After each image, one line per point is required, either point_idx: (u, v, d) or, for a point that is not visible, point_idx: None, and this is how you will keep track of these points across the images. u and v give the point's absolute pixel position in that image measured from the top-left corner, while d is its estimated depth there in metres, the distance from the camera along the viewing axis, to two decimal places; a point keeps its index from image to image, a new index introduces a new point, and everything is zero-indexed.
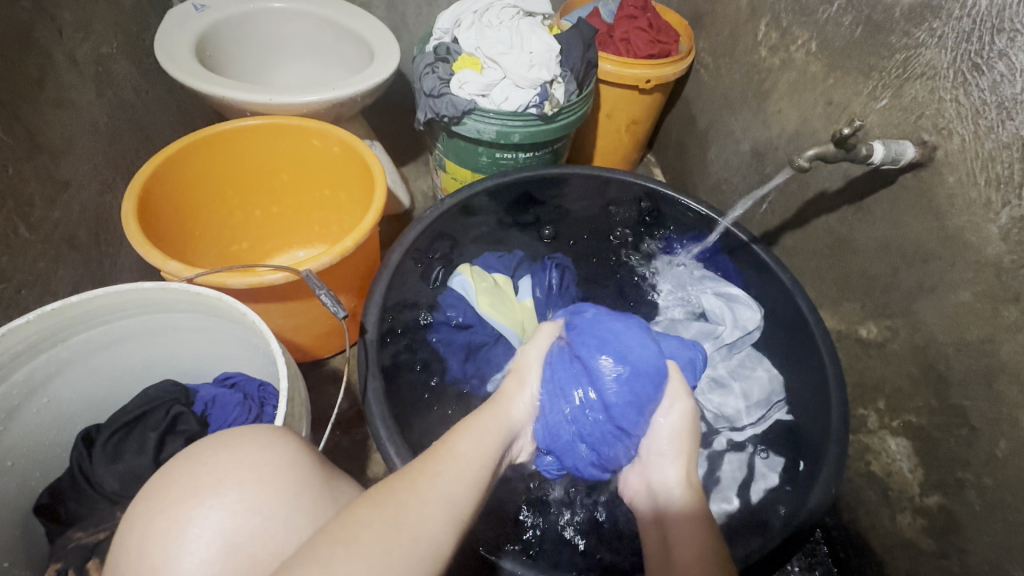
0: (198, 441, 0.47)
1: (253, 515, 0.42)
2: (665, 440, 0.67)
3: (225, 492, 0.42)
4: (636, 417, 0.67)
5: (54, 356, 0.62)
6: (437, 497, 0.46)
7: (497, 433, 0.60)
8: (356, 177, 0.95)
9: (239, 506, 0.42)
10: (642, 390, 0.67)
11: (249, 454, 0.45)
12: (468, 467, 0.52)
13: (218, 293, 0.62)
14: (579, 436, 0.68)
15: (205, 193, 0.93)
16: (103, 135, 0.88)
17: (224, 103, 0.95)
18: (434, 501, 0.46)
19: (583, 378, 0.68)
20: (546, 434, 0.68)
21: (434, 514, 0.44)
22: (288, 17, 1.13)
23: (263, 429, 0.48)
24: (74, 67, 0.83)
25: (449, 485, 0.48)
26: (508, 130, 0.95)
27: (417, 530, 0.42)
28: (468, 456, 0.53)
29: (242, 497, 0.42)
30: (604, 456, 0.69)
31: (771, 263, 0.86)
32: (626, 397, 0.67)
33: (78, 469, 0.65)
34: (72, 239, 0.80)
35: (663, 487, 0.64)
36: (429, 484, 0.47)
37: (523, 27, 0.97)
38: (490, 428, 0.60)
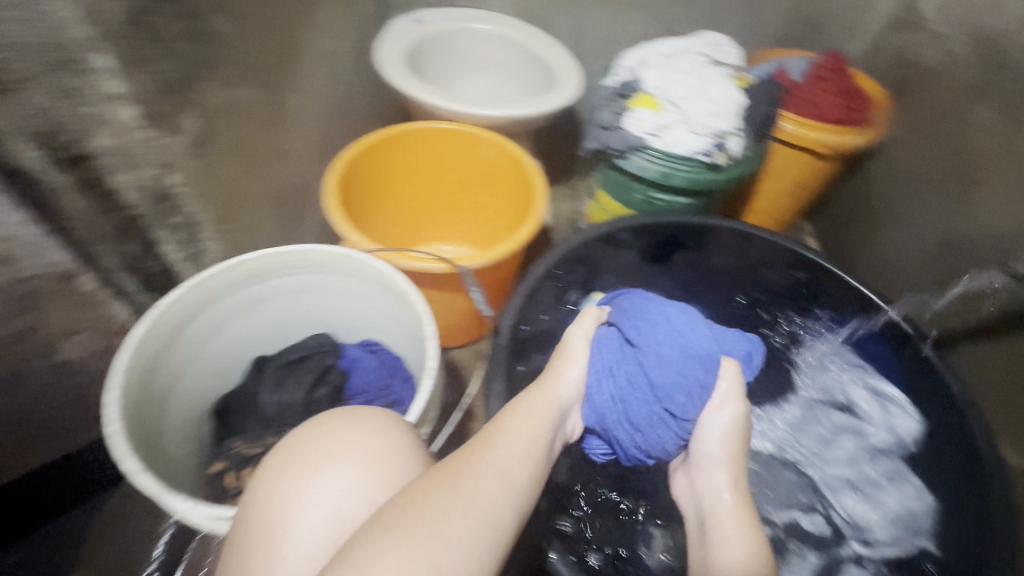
0: (319, 415, 0.53)
1: (361, 493, 0.47)
2: (715, 440, 0.64)
3: (339, 466, 0.48)
4: (687, 402, 0.64)
5: (254, 292, 0.74)
6: (496, 474, 0.48)
7: (550, 412, 0.60)
8: (516, 190, 1.02)
9: (349, 481, 0.47)
10: (692, 371, 0.64)
11: (363, 435, 0.50)
12: (522, 444, 0.53)
13: (390, 269, 0.71)
14: (626, 418, 0.66)
15: (386, 181, 1.04)
16: (321, 116, 1.04)
17: (421, 105, 1.07)
18: (492, 480, 0.48)
19: (631, 357, 0.66)
20: (591, 415, 0.67)
21: (495, 492, 0.47)
22: (486, 38, 1.24)
23: (377, 414, 0.53)
24: (316, 59, 0.99)
25: (505, 459, 0.51)
26: (672, 172, 0.95)
27: (479, 511, 0.44)
28: (522, 431, 0.55)
29: (351, 473, 0.48)
30: (651, 442, 0.66)
31: (946, 372, 0.76)
32: (675, 368, 0.64)
33: (248, 390, 0.76)
34: (281, 198, 0.95)
35: (709, 495, 0.62)
36: (484, 462, 0.49)
37: (709, 76, 0.97)
38: (544, 407, 0.60)
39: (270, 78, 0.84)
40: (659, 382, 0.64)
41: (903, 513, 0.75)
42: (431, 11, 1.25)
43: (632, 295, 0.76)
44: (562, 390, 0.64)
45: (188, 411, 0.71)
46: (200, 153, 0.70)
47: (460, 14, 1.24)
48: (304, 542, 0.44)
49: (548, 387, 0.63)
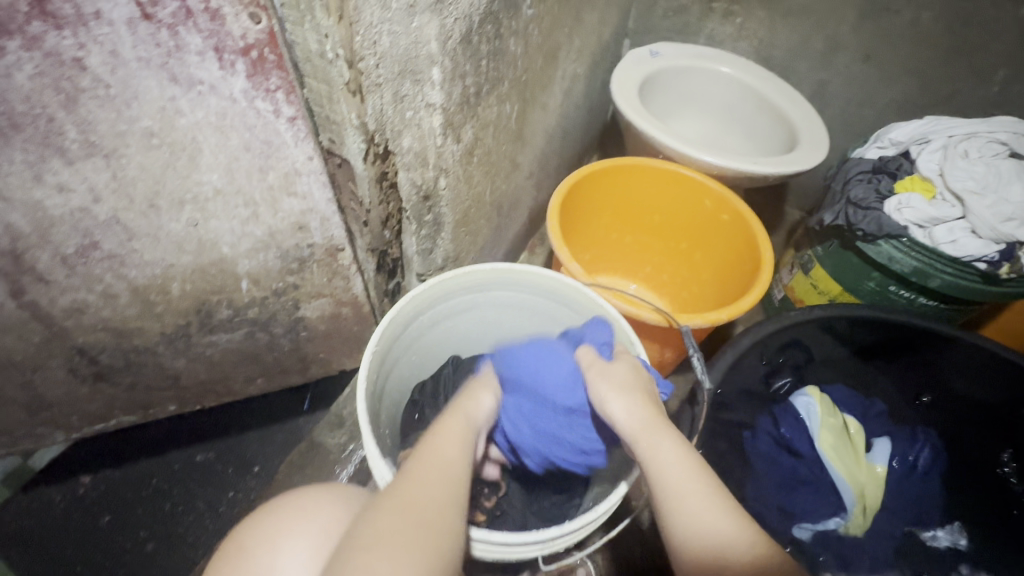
0: (274, 502, 0.58)
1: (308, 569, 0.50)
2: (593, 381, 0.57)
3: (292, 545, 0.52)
4: (572, 396, 0.59)
5: (474, 298, 0.77)
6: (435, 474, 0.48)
7: (457, 428, 0.54)
8: (734, 249, 0.96)
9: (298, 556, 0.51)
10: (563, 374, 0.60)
11: (311, 516, 0.55)
12: (454, 448, 0.52)
13: (616, 315, 0.71)
14: (551, 438, 0.59)
15: (594, 208, 1.03)
16: (547, 135, 1.07)
17: (647, 141, 1.05)
18: (426, 479, 0.48)
19: (519, 398, 0.60)
20: (533, 455, 0.62)
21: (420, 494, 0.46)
22: (721, 80, 1.18)
23: (321, 497, 0.58)
24: (561, 81, 1.02)
25: (444, 457, 0.50)
26: (930, 272, 0.83)
27: (412, 517, 0.44)
28: (440, 430, 0.53)
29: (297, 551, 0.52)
30: (585, 445, 0.59)
31: None
32: (562, 388, 0.59)
33: (443, 387, 0.79)
34: (500, 207, 0.99)
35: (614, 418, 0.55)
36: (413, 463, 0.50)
37: (1009, 170, 0.82)
38: (452, 426, 0.54)
39: (526, 96, 0.88)
40: (576, 395, 0.59)
41: None
42: (668, 45, 1.22)
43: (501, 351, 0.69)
44: (463, 411, 0.57)
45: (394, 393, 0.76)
46: (466, 161, 0.75)
47: (699, 53, 1.19)
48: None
49: (457, 409, 0.57)
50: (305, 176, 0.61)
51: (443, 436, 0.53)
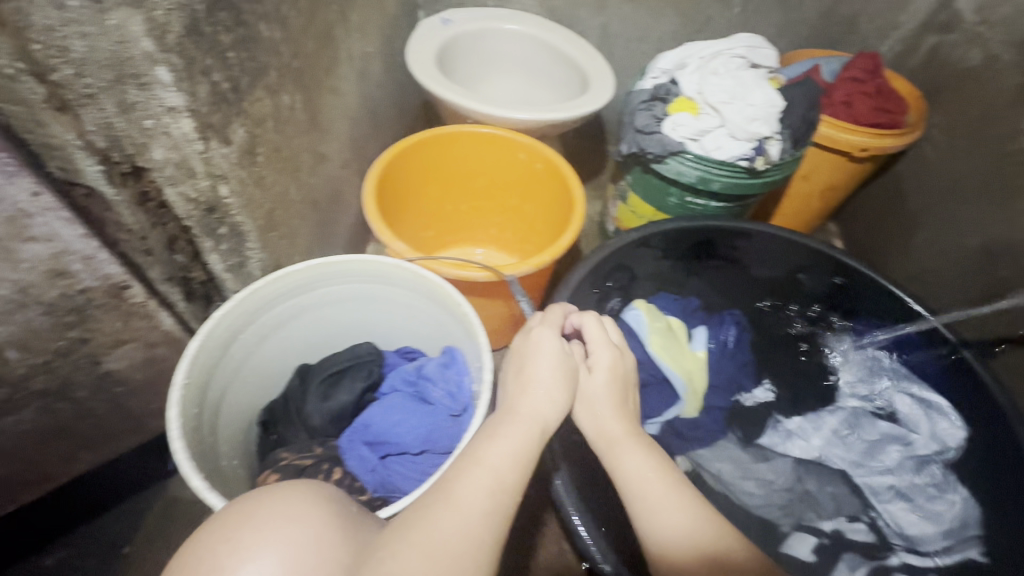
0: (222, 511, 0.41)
1: None
2: (605, 381, 0.60)
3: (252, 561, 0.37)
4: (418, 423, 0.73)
5: (299, 303, 0.74)
6: (496, 470, 0.47)
7: (527, 423, 0.52)
8: (553, 194, 1.01)
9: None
10: (418, 429, 0.72)
11: (280, 525, 0.40)
12: (512, 448, 0.49)
13: (440, 281, 0.70)
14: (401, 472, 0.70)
15: (417, 184, 1.03)
16: (353, 120, 1.03)
17: (454, 109, 1.06)
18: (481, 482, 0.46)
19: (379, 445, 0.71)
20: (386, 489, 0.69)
21: (473, 492, 0.45)
22: (513, 37, 1.22)
23: (288, 495, 0.42)
24: (350, 62, 0.98)
25: (503, 457, 0.48)
26: (709, 177, 0.95)
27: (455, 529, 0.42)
28: (507, 425, 0.51)
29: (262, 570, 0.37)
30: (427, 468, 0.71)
31: (992, 386, 0.74)
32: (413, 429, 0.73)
33: (294, 401, 0.76)
34: (317, 203, 0.95)
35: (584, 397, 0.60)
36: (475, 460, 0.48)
37: (749, 79, 0.96)
38: (520, 421, 0.52)
39: (308, 83, 0.84)
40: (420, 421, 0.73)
41: (955, 524, 0.72)
42: (458, 10, 1.23)
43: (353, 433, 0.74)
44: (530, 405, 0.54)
45: (237, 422, 0.72)
46: (248, 162, 0.70)
47: (487, 14, 1.22)
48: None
49: (518, 404, 0.54)
50: (38, 216, 0.53)
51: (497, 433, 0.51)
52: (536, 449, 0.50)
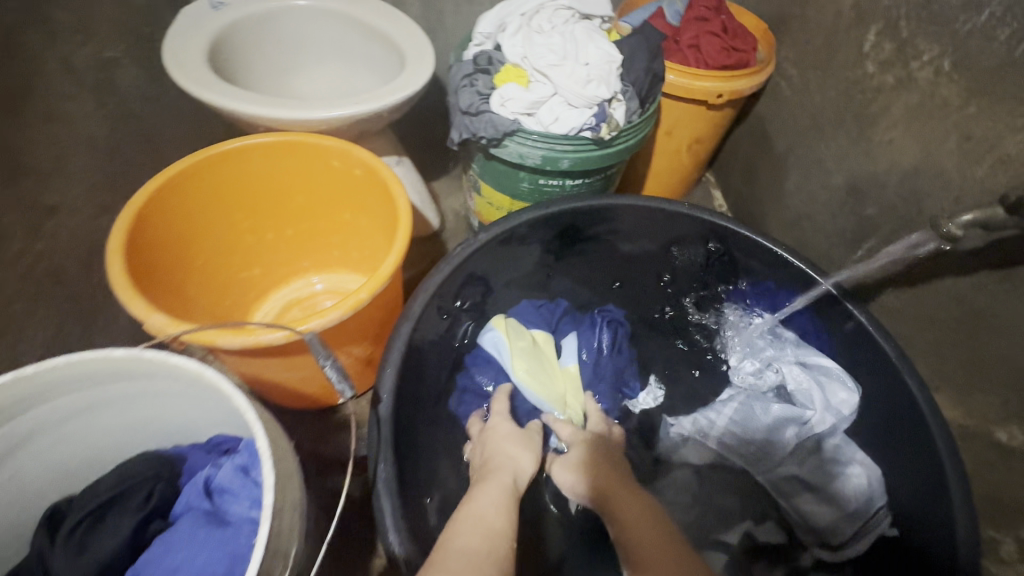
0: None
1: None
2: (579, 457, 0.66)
3: None
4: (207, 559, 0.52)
5: (10, 434, 0.52)
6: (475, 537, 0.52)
7: (498, 492, 0.59)
8: (380, 205, 0.83)
9: None
10: (209, 569, 0.52)
11: None
12: (488, 513, 0.56)
13: (200, 364, 0.52)
14: None
15: (209, 219, 0.82)
16: (100, 152, 0.80)
17: (236, 117, 0.84)
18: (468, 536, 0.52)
19: None
20: None
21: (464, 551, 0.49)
22: (311, 17, 1.00)
23: None
24: (68, 78, 0.75)
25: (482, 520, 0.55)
26: (555, 155, 0.80)
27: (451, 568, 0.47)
28: (488, 493, 0.59)
29: None
30: None
31: (880, 339, 0.67)
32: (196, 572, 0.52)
33: (37, 563, 0.55)
34: (57, 272, 0.72)
35: (563, 459, 0.68)
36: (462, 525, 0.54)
37: (579, 33, 0.81)
38: (497, 485, 0.60)
39: None
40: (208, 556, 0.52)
41: (860, 502, 0.66)
42: None
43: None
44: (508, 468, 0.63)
45: None
46: None
47: None
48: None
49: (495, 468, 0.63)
50: None
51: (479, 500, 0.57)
52: (511, 500, 0.59)
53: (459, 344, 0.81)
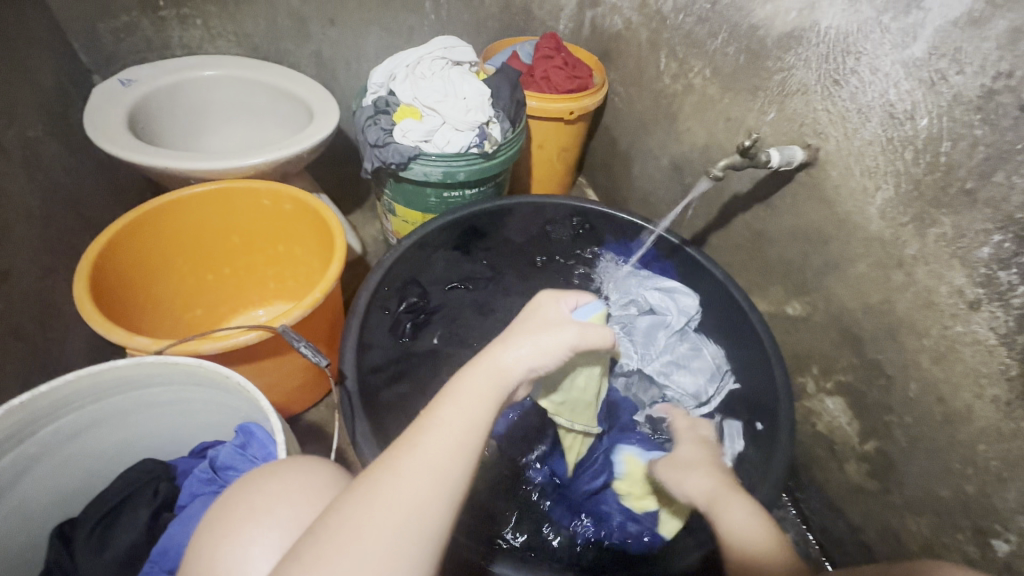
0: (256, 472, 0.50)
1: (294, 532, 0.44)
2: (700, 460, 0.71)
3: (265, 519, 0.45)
4: None
5: (22, 453, 0.59)
6: (456, 428, 0.45)
7: (491, 377, 0.49)
8: (311, 230, 0.96)
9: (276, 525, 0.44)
10: None
11: (290, 481, 0.48)
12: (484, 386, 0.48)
13: (197, 359, 0.63)
14: None
15: (153, 266, 0.91)
16: (38, 219, 0.86)
17: (167, 174, 0.94)
18: (451, 425, 0.45)
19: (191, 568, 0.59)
20: None
21: (439, 444, 0.44)
22: (217, 84, 1.13)
23: (291, 465, 0.50)
24: (2, 154, 0.81)
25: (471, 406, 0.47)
26: (453, 170, 1.01)
27: (415, 477, 0.42)
28: (440, 429, 0.45)
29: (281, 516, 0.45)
30: None
31: (705, 263, 0.95)
32: None
33: (59, 569, 0.62)
34: (18, 329, 0.76)
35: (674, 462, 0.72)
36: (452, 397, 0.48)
37: (454, 76, 1.04)
38: (472, 390, 0.47)
39: None
40: None
41: (712, 368, 0.93)
42: (140, 68, 1.10)
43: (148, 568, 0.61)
44: (505, 363, 0.50)
45: None
46: None
47: (178, 65, 1.11)
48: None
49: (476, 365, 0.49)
50: None
51: (458, 398, 0.47)
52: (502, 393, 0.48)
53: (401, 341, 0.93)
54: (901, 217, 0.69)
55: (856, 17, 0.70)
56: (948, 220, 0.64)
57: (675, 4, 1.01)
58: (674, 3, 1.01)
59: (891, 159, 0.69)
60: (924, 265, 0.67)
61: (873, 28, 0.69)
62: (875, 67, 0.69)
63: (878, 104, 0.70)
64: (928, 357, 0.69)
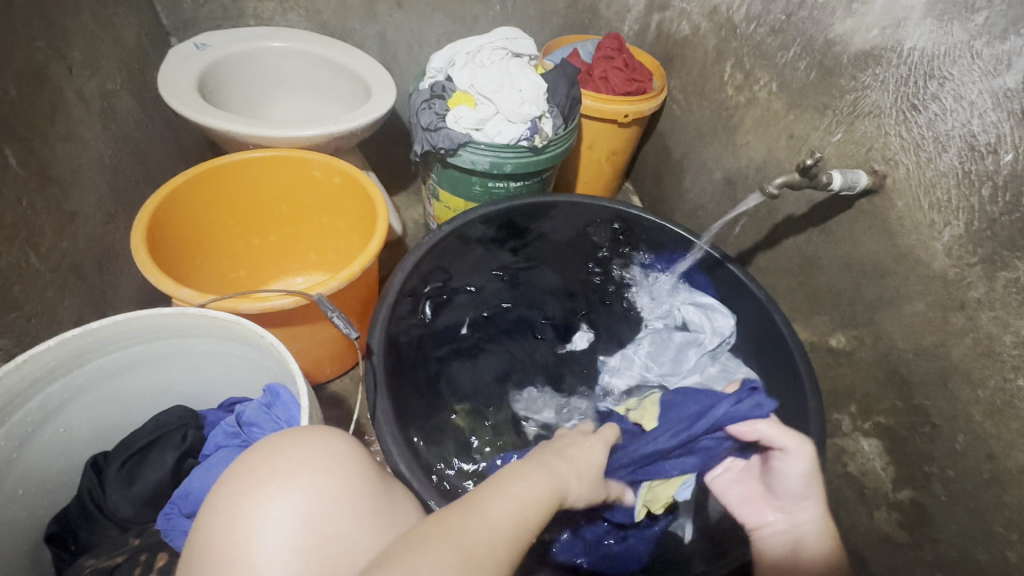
0: (273, 437, 0.50)
1: (326, 499, 0.45)
2: (799, 484, 0.65)
3: (292, 484, 0.45)
4: None
5: (68, 383, 0.63)
6: (517, 497, 0.49)
7: (549, 473, 0.54)
8: (356, 206, 0.98)
9: (308, 490, 0.45)
10: None
11: (315, 446, 0.49)
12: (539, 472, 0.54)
13: (235, 317, 0.65)
14: None
15: (206, 224, 0.95)
16: (107, 167, 0.91)
17: (228, 136, 0.98)
18: (504, 501, 0.48)
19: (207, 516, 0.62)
20: None
21: (507, 505, 0.47)
22: (283, 55, 1.17)
23: (314, 430, 0.51)
24: (82, 103, 0.86)
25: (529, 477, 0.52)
26: (501, 161, 1.01)
27: (474, 533, 0.43)
28: (508, 494, 0.48)
29: (314, 481, 0.46)
30: None
31: (748, 282, 0.91)
32: None
33: (89, 496, 0.66)
34: (78, 268, 0.81)
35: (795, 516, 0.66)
36: (514, 473, 0.52)
37: (512, 67, 1.04)
38: (541, 470, 0.54)
39: (17, 135, 0.71)
40: None
41: None
42: (216, 34, 1.14)
43: (165, 512, 0.64)
44: (564, 467, 0.57)
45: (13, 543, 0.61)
46: None
47: (251, 34, 1.15)
48: (269, 561, 0.42)
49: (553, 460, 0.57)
50: None
51: (526, 475, 0.52)
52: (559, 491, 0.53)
53: (418, 322, 0.91)
54: (970, 256, 0.65)
55: (945, 40, 0.66)
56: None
57: (747, 13, 0.97)
58: (747, 12, 0.97)
59: (966, 194, 0.65)
60: (989, 311, 0.63)
61: (962, 53, 0.64)
62: (960, 94, 0.65)
63: (958, 134, 0.65)
64: (981, 410, 0.64)
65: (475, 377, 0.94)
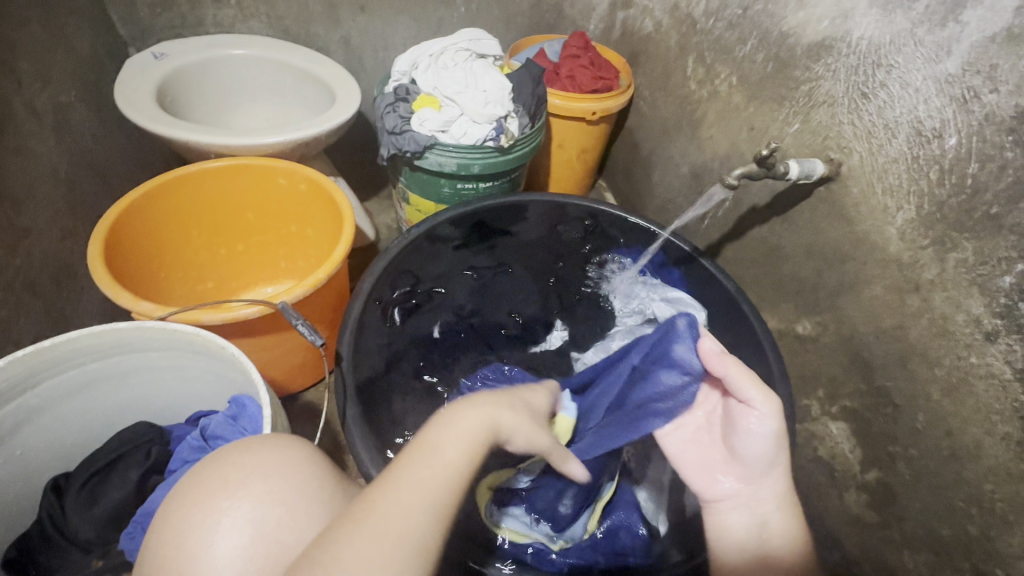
0: (226, 448, 0.49)
1: (279, 505, 0.44)
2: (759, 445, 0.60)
3: (242, 494, 0.44)
4: None
5: (22, 404, 0.61)
6: (446, 453, 0.45)
7: (482, 422, 0.50)
8: (323, 212, 0.97)
9: (259, 498, 0.44)
10: None
11: (269, 453, 0.48)
12: (468, 430, 0.48)
13: (195, 328, 0.64)
14: None
15: (168, 236, 0.93)
16: (63, 181, 0.88)
17: (188, 146, 0.96)
18: (432, 462, 0.44)
19: None
20: None
21: (430, 467, 0.44)
22: (245, 62, 1.15)
23: (269, 438, 0.50)
24: (33, 117, 0.84)
25: (460, 437, 0.47)
26: (468, 162, 1.01)
27: (396, 507, 0.40)
28: (434, 451, 0.45)
29: (267, 488, 0.45)
30: None
31: (718, 275, 0.93)
32: None
33: (48, 520, 0.64)
34: (33, 285, 0.78)
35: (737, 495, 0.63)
36: (449, 427, 0.48)
37: (476, 68, 1.04)
38: (465, 416, 0.50)
39: None
40: None
41: None
42: (174, 43, 1.12)
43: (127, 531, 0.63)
44: (500, 414, 0.52)
45: None
46: None
47: (211, 42, 1.14)
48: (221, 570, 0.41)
49: (477, 404, 0.52)
50: None
51: (455, 428, 0.48)
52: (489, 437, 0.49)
53: (388, 329, 0.90)
54: (921, 239, 0.66)
55: (890, 28, 0.67)
56: (971, 244, 0.62)
57: (706, 8, 0.99)
58: (706, 7, 0.99)
59: (916, 178, 0.66)
60: (942, 291, 0.64)
61: (907, 41, 0.66)
62: (906, 81, 0.66)
63: (906, 120, 0.67)
64: (938, 388, 0.66)
65: (449, 379, 0.93)
